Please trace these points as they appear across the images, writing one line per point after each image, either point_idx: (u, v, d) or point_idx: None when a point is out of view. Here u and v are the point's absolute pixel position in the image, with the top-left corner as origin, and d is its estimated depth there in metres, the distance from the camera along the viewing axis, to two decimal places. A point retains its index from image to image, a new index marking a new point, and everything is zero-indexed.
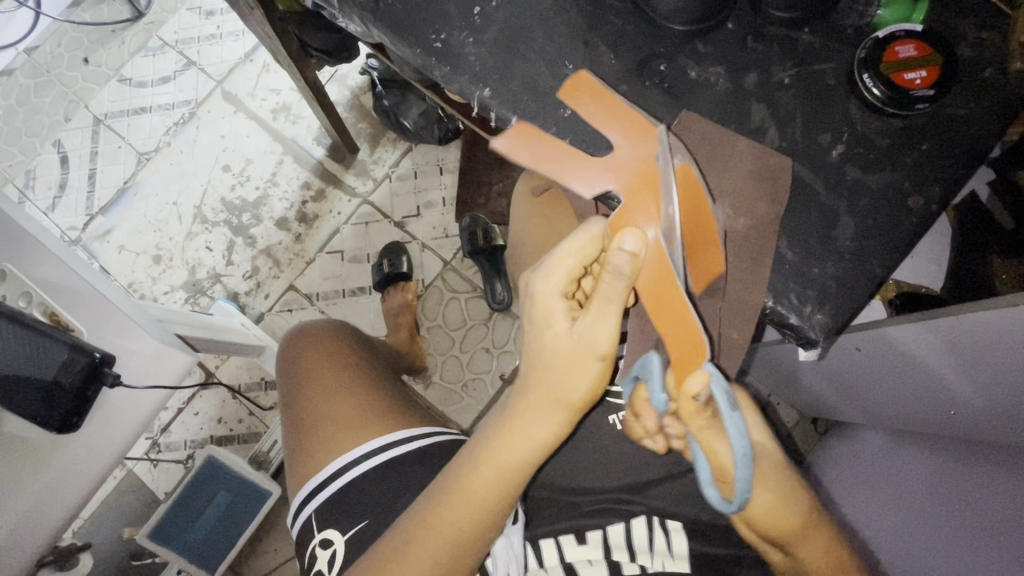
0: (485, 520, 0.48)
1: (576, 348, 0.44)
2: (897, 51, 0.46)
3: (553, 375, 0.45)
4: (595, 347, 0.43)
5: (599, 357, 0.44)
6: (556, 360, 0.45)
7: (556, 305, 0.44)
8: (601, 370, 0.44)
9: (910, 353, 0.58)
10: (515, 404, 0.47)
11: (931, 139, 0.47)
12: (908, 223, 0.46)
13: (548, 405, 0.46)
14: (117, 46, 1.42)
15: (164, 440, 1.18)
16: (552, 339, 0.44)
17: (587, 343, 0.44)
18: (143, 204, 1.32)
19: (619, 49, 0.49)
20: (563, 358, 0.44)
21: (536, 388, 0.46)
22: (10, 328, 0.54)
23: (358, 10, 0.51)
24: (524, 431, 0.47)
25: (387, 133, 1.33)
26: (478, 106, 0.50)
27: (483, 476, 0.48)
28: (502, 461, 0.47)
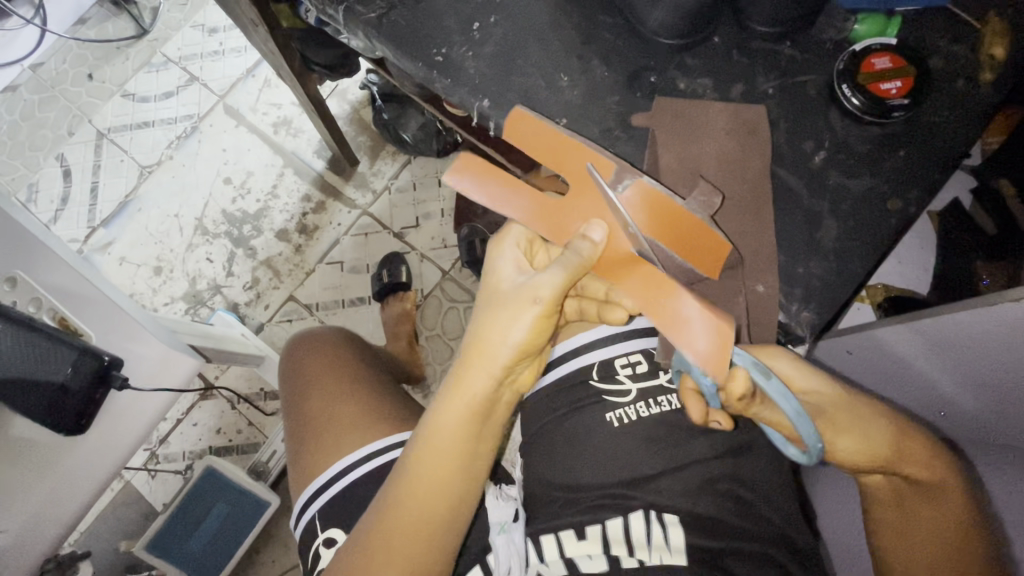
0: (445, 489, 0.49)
1: (517, 293, 0.46)
2: (873, 64, 0.49)
3: (492, 319, 0.46)
4: (535, 293, 0.45)
5: (535, 302, 0.45)
6: (500, 303, 0.47)
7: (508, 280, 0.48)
8: (540, 316, 0.46)
9: (899, 353, 0.60)
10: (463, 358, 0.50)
11: (907, 145, 0.49)
12: (889, 224, 0.48)
13: (484, 351, 0.47)
14: (121, 63, 1.45)
15: (162, 451, 1.18)
16: (502, 281, 0.48)
17: (530, 285, 0.46)
18: (144, 216, 1.34)
19: (611, 62, 0.51)
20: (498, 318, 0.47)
21: (478, 337, 0.48)
22: (22, 333, 0.55)
23: (362, 25, 0.54)
24: (467, 385, 0.48)
25: (387, 146, 1.36)
26: (477, 116, 0.52)
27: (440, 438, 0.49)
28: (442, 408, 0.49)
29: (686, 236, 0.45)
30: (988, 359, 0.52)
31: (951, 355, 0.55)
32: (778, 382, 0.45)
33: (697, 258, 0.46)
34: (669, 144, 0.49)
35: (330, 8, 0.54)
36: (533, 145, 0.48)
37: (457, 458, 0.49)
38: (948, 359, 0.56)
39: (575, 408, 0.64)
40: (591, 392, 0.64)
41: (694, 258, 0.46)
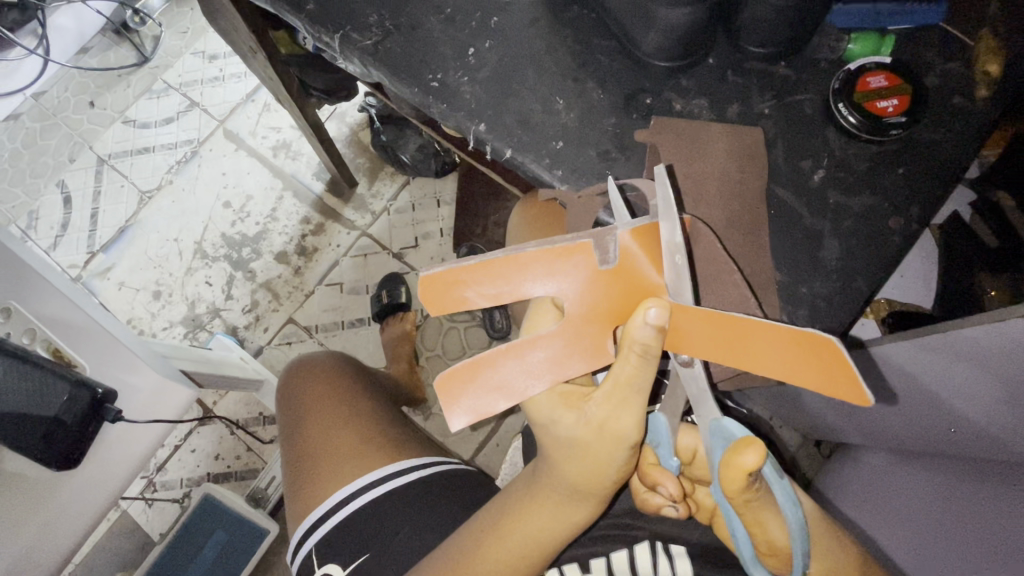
0: None
1: (592, 443, 0.42)
2: (868, 82, 0.49)
3: (579, 465, 0.43)
4: (619, 433, 0.41)
5: (622, 450, 0.42)
6: (576, 453, 0.43)
7: (556, 402, 0.43)
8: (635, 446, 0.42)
9: (912, 372, 0.58)
10: (534, 494, 0.46)
11: (904, 163, 0.49)
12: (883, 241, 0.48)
13: (572, 492, 0.44)
14: (123, 90, 1.47)
15: (160, 478, 1.17)
16: (559, 429, 0.43)
17: (606, 429, 0.41)
18: (144, 241, 1.34)
19: (607, 85, 0.51)
20: (580, 451, 0.42)
21: (559, 479, 0.44)
22: (13, 365, 0.54)
23: (358, 51, 0.54)
24: (555, 520, 0.46)
25: (385, 168, 1.36)
26: (474, 141, 0.52)
27: (509, 545, 0.46)
28: (524, 536, 0.46)
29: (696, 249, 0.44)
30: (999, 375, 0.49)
31: (951, 374, 0.53)
32: (788, 486, 0.40)
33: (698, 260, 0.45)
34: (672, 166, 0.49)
35: (327, 36, 0.55)
36: (480, 278, 0.40)
37: (537, 561, 0.47)
38: (954, 379, 0.53)
39: None
40: None
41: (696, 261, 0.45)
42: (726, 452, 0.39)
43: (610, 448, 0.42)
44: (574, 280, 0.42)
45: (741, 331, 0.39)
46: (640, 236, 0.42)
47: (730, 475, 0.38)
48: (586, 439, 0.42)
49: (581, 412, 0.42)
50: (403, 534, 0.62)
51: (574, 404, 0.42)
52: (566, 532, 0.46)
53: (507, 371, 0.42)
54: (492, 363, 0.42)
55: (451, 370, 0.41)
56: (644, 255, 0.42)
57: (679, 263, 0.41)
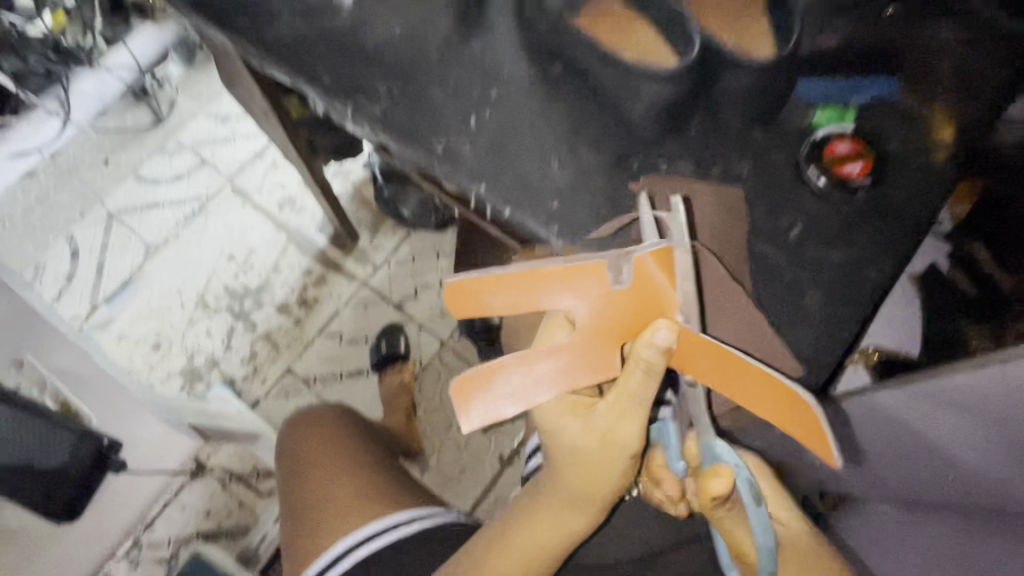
0: None
1: (596, 448, 0.49)
2: (834, 147, 0.53)
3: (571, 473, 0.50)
4: (621, 443, 0.48)
5: (622, 455, 0.49)
6: (576, 457, 0.50)
7: (564, 409, 0.49)
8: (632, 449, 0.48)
9: (904, 421, 0.58)
10: (543, 502, 0.53)
11: (874, 220, 0.52)
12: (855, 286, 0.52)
13: (579, 497, 0.51)
14: (137, 149, 1.54)
15: (146, 537, 1.13)
16: (566, 432, 0.49)
17: (607, 436, 0.48)
18: (147, 293, 1.37)
19: (597, 148, 0.56)
20: (583, 455, 0.49)
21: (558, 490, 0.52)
22: (27, 421, 0.53)
23: (367, 118, 0.59)
24: (566, 525, 0.52)
25: (387, 221, 1.41)
26: (474, 199, 0.56)
27: (511, 554, 0.52)
28: (537, 543, 0.52)
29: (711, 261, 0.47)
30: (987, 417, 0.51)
31: (938, 418, 0.55)
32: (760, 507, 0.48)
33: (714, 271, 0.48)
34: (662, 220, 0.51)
35: (339, 106, 0.60)
36: (497, 292, 0.44)
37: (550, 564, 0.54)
38: (943, 423, 0.55)
39: None
40: None
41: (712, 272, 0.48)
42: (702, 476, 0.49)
43: (607, 454, 0.49)
44: (586, 298, 0.45)
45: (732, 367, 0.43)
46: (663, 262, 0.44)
47: (706, 496, 0.49)
48: (593, 442, 0.49)
49: (586, 419, 0.48)
50: None
51: (581, 413, 0.49)
52: (564, 539, 0.53)
53: (520, 378, 0.45)
54: (505, 372, 0.45)
55: (465, 375, 0.45)
56: (658, 273, 0.44)
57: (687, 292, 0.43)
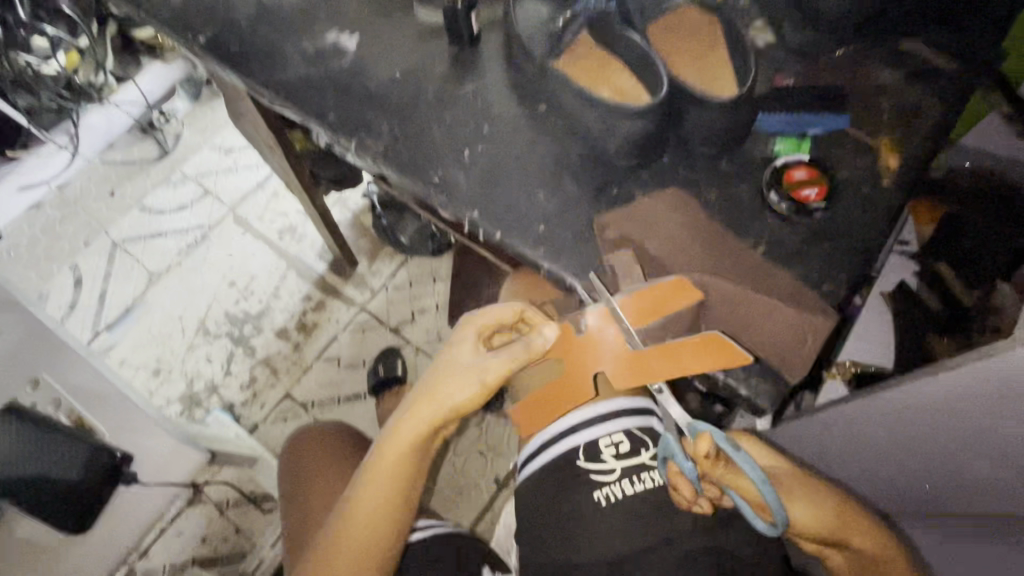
0: (385, 504, 0.60)
1: (426, 405, 0.57)
2: (793, 174, 0.58)
3: (442, 384, 0.57)
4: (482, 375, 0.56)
5: (446, 411, 0.57)
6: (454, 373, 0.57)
7: (466, 340, 0.59)
8: (480, 391, 0.56)
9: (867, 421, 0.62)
10: (374, 476, 0.59)
11: (831, 240, 0.56)
12: (793, 334, 0.52)
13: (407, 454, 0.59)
14: (143, 181, 1.60)
15: (141, 564, 1.15)
16: (457, 358, 0.58)
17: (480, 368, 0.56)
18: (149, 319, 1.40)
19: (580, 178, 0.61)
20: (453, 373, 0.57)
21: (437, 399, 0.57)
22: (54, 435, 0.60)
23: (369, 152, 0.64)
24: (394, 491, 0.60)
25: (385, 248, 1.46)
26: (468, 224, 0.61)
27: (388, 459, 0.59)
28: (373, 512, 0.59)
29: (662, 299, 0.51)
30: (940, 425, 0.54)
31: (915, 424, 0.57)
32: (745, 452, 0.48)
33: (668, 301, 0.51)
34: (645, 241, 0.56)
35: (341, 141, 0.65)
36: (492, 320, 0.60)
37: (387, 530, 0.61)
38: (918, 429, 0.57)
39: (562, 486, 0.65)
40: (579, 470, 0.64)
41: (669, 302, 0.51)
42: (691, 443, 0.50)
43: (468, 380, 0.56)
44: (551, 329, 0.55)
45: (725, 351, 0.49)
46: (682, 283, 0.51)
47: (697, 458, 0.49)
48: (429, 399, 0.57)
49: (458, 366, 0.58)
50: None
51: (474, 349, 0.58)
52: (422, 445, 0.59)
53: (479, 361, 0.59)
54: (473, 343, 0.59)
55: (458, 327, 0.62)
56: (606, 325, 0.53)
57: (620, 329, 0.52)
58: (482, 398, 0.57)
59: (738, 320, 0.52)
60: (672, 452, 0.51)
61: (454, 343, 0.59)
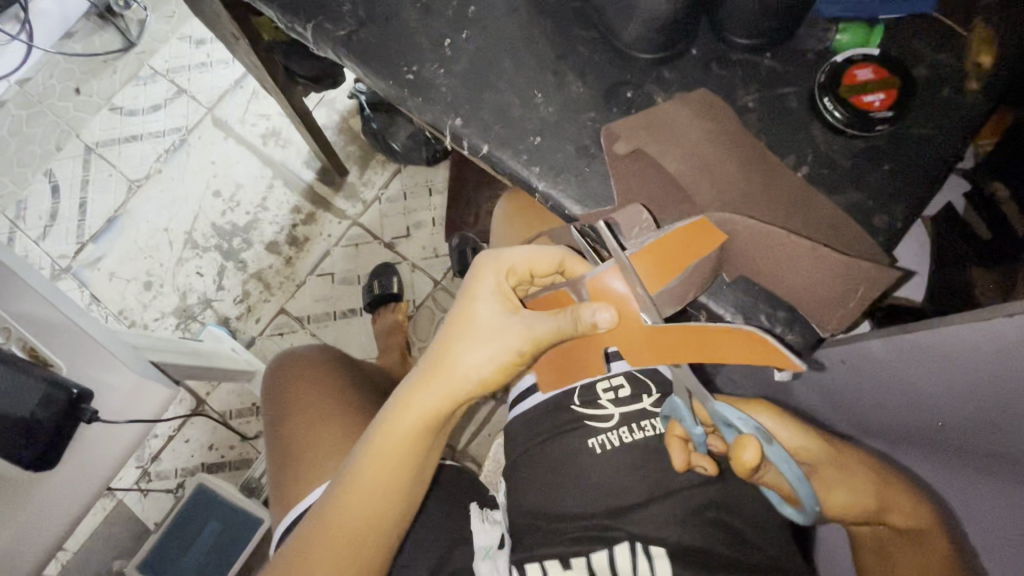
0: (391, 480, 0.51)
1: (442, 372, 0.47)
2: (855, 75, 0.47)
3: (464, 349, 0.46)
4: (515, 343, 0.45)
5: (470, 380, 0.46)
6: (478, 337, 0.46)
7: (493, 292, 0.47)
8: (511, 364, 0.46)
9: (884, 362, 0.57)
10: (382, 447, 0.50)
11: (891, 159, 0.47)
12: (835, 286, 0.43)
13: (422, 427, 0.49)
14: (109, 76, 1.44)
15: (154, 468, 1.17)
16: (484, 315, 0.47)
17: (514, 333, 0.45)
18: (133, 231, 1.33)
19: (587, 77, 0.50)
20: (478, 335, 0.46)
21: (455, 367, 0.47)
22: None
23: (332, 43, 0.52)
24: (405, 461, 0.51)
25: (376, 155, 1.34)
26: (450, 136, 0.51)
27: (397, 432, 0.49)
28: (376, 481, 0.51)
29: (683, 249, 0.40)
30: (970, 368, 0.49)
31: (947, 372, 0.51)
32: (779, 447, 0.44)
33: (691, 246, 0.41)
34: (664, 155, 0.45)
35: (298, 27, 0.53)
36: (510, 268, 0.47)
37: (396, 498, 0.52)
38: (950, 376, 0.51)
39: (557, 433, 0.65)
40: (575, 417, 0.66)
41: (692, 249, 0.41)
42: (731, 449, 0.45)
43: (497, 347, 0.45)
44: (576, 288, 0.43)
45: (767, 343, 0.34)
46: (699, 224, 0.41)
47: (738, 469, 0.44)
48: (449, 368, 0.47)
49: (478, 332, 0.46)
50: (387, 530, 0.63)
51: (504, 305, 0.47)
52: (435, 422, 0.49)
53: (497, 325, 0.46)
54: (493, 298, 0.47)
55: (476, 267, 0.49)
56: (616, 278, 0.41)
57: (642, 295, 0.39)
58: (511, 371, 0.47)
59: (766, 262, 0.44)
60: (679, 413, 0.49)
61: (477, 297, 0.47)
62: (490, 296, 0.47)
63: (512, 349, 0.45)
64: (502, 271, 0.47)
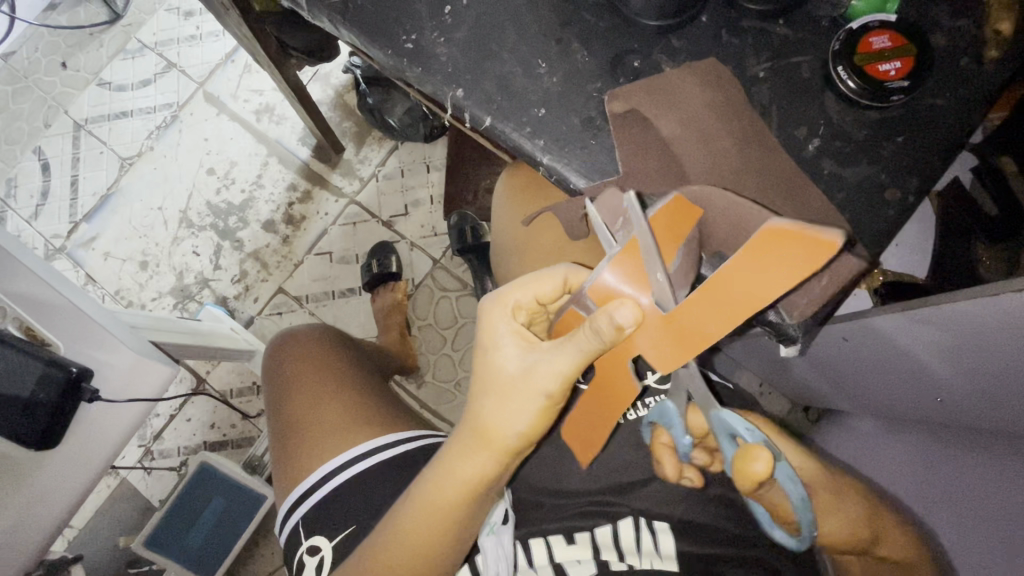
0: (440, 530, 0.50)
1: (477, 430, 0.47)
2: (871, 42, 0.46)
3: (495, 403, 0.46)
4: (540, 381, 0.44)
5: (510, 432, 0.45)
6: (506, 386, 0.45)
7: (506, 336, 0.46)
8: (545, 405, 0.45)
9: (887, 336, 0.56)
10: (423, 506, 0.50)
11: (905, 131, 0.46)
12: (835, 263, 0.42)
13: (461, 485, 0.48)
14: (95, 50, 1.40)
15: (157, 447, 1.18)
16: (501, 365, 0.46)
17: (537, 373, 0.44)
18: (127, 210, 1.31)
19: (592, 45, 0.48)
20: (504, 384, 0.45)
21: (489, 423, 0.46)
22: None
23: (327, 10, 0.50)
24: (450, 517, 0.50)
25: (373, 132, 1.32)
26: (451, 107, 0.49)
27: (443, 492, 0.49)
28: (423, 538, 0.50)
29: (672, 226, 0.40)
30: (974, 341, 0.49)
31: (956, 348, 0.51)
32: (788, 466, 0.44)
33: (679, 224, 0.40)
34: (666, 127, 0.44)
35: None
36: (511, 305, 0.47)
37: (442, 546, 0.51)
38: (957, 350, 0.51)
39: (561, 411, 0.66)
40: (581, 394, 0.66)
41: (682, 226, 0.40)
42: (737, 460, 0.44)
43: (529, 391, 0.44)
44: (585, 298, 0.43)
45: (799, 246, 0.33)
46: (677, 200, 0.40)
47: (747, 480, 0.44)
48: (481, 427, 0.47)
49: (501, 380, 0.46)
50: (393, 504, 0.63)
51: (521, 347, 0.46)
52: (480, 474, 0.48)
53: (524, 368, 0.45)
54: (507, 339, 0.46)
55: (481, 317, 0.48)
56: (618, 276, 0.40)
57: (661, 280, 0.38)
58: (549, 411, 0.45)
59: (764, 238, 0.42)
60: (670, 421, 0.49)
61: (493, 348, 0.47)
62: (506, 342, 0.46)
63: (547, 387, 0.44)
64: (510, 311, 0.47)
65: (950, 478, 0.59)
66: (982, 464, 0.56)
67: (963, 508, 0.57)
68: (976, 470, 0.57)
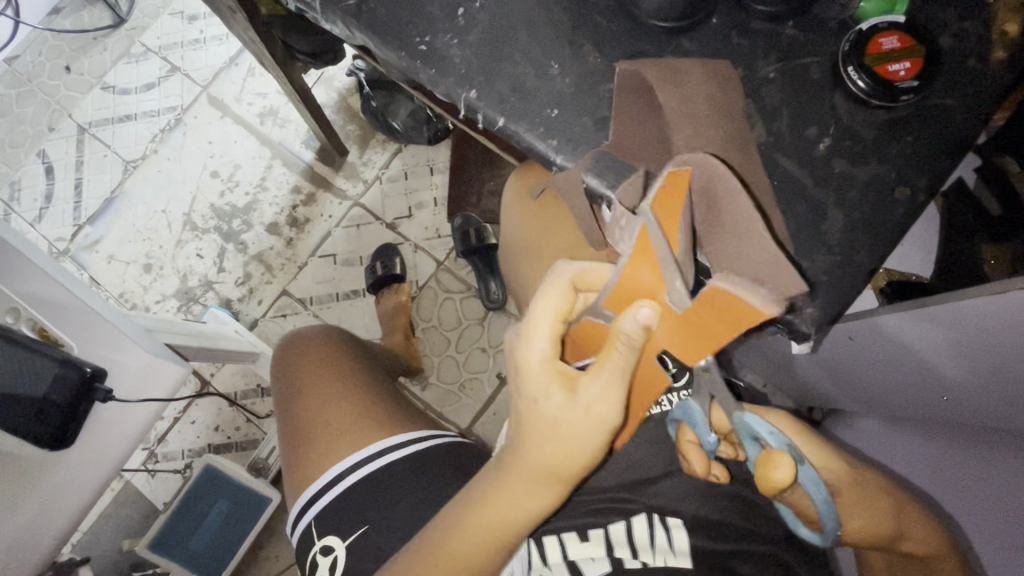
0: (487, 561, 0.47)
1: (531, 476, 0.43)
2: (880, 43, 0.46)
3: (552, 451, 0.41)
4: (598, 417, 0.40)
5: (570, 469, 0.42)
6: (559, 430, 0.41)
7: (543, 375, 0.41)
8: (604, 441, 0.41)
9: (896, 336, 0.56)
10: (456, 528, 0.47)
11: (915, 129, 0.47)
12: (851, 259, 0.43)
13: (519, 525, 0.45)
14: (99, 53, 1.40)
15: (161, 450, 1.18)
16: (553, 413, 0.40)
17: (596, 414, 0.40)
18: (131, 213, 1.31)
19: (603, 46, 0.49)
20: (559, 431, 0.41)
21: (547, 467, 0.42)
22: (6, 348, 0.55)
23: (339, 14, 0.51)
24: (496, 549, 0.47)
25: (376, 134, 1.32)
26: (464, 108, 0.50)
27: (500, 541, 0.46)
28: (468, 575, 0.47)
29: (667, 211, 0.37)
30: (985, 339, 0.49)
31: (965, 345, 0.51)
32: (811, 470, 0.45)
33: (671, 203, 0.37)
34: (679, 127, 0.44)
35: None
36: (540, 335, 0.41)
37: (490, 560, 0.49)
38: (964, 347, 0.51)
39: None
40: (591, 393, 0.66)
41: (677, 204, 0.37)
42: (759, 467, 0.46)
43: (588, 430, 0.40)
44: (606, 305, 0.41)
45: None
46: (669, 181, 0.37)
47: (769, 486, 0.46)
48: (538, 474, 0.43)
49: (555, 426, 0.41)
50: (405, 502, 0.63)
51: (566, 387, 0.40)
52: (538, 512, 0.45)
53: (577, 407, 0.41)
54: (550, 383, 0.40)
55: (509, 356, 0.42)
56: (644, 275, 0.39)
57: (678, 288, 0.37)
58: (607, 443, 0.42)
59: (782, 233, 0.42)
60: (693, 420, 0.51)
61: (535, 390, 0.41)
62: (551, 387, 0.40)
63: (606, 423, 0.40)
64: (541, 348, 0.41)
65: (956, 475, 0.60)
66: (988, 462, 0.56)
67: (973, 505, 0.58)
68: (982, 468, 0.57)
